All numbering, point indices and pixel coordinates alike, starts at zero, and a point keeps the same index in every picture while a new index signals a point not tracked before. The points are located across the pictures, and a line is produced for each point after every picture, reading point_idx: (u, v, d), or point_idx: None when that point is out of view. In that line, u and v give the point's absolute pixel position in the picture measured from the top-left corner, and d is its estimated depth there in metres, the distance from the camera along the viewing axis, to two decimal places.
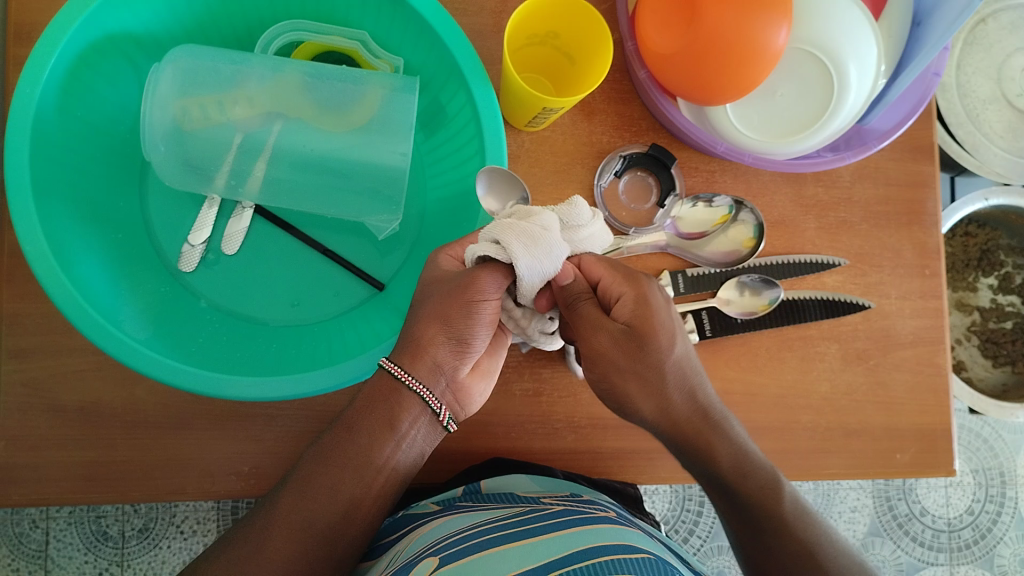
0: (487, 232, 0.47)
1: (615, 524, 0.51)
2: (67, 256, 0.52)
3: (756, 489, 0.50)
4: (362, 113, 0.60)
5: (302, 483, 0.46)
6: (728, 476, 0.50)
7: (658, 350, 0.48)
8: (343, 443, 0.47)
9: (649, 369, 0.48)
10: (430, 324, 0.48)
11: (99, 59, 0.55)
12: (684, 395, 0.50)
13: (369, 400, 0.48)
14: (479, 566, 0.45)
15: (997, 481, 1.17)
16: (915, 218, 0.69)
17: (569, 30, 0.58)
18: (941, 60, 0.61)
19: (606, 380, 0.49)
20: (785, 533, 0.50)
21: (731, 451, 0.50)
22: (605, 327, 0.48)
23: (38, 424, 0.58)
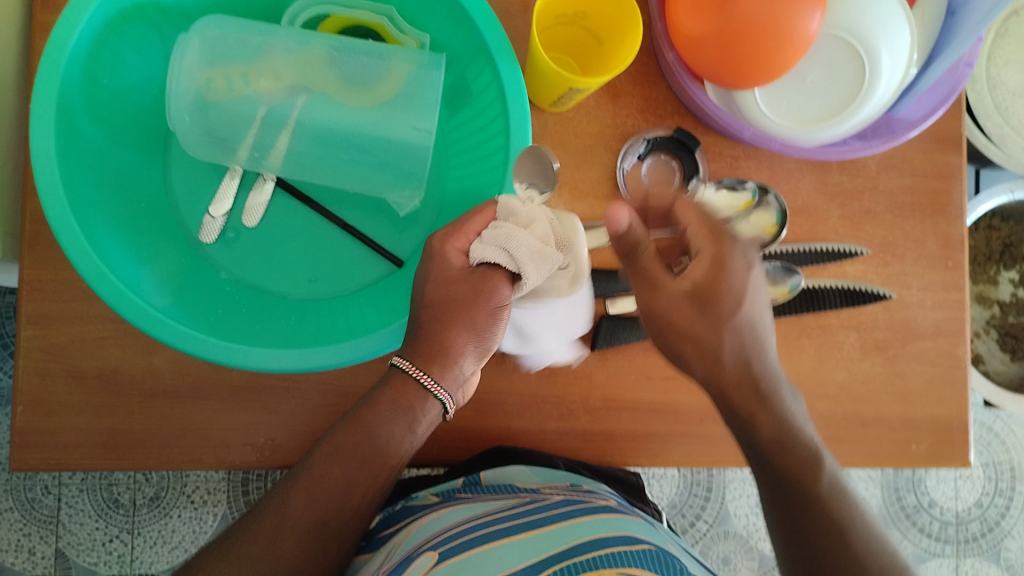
0: (494, 238, 0.49)
1: (614, 513, 0.53)
2: (89, 224, 0.52)
3: (797, 462, 0.47)
4: (388, 88, 0.59)
5: (316, 477, 0.46)
6: (773, 448, 0.47)
7: (721, 315, 0.47)
8: (360, 440, 0.47)
9: (710, 331, 0.48)
10: (458, 334, 0.50)
11: (126, 27, 0.55)
12: (739, 359, 0.48)
13: (387, 398, 0.49)
14: (479, 562, 0.47)
15: (1007, 475, 1.17)
16: (940, 210, 0.68)
17: (599, 10, 0.57)
18: (974, 51, 0.60)
19: (665, 336, 0.49)
20: (816, 512, 0.46)
21: (776, 423, 0.48)
22: (670, 285, 0.48)
23: (56, 390, 0.58)
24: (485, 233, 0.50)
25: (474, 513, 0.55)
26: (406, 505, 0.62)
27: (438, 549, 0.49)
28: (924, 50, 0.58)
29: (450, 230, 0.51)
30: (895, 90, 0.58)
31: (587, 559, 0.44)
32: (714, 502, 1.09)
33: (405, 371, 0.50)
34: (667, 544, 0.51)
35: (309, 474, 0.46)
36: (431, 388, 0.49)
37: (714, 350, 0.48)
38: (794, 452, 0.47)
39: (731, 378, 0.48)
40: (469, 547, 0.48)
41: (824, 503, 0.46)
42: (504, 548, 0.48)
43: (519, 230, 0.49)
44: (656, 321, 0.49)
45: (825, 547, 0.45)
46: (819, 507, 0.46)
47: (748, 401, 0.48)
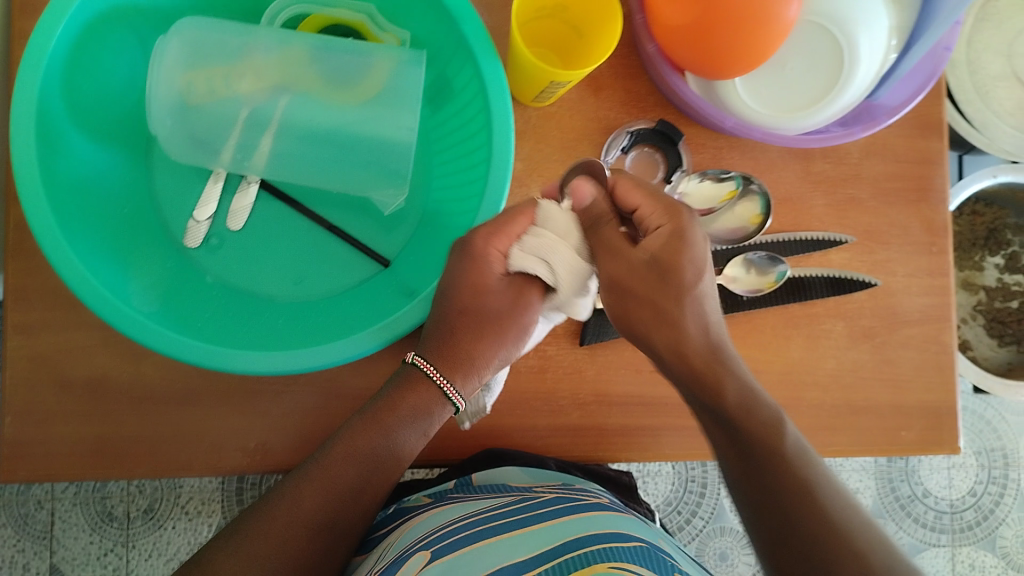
0: (532, 250, 0.51)
1: (608, 510, 0.53)
2: (72, 230, 0.52)
3: (761, 427, 0.45)
4: (371, 86, 0.59)
5: (329, 477, 0.47)
6: (736, 412, 0.45)
7: (677, 285, 0.47)
8: (375, 442, 0.49)
9: (667, 300, 0.47)
10: (486, 345, 0.53)
11: (104, 31, 0.55)
12: (699, 329, 0.47)
13: (402, 397, 0.50)
14: (469, 561, 0.46)
15: (1000, 462, 1.17)
16: (923, 195, 0.69)
17: (577, 3, 0.57)
18: (952, 34, 0.60)
19: (620, 306, 0.49)
20: (786, 472, 0.43)
21: (738, 387, 0.46)
22: (628, 254, 0.48)
23: (45, 399, 0.58)
24: (526, 241, 0.51)
25: (465, 513, 0.55)
26: (399, 507, 0.62)
27: (429, 549, 0.49)
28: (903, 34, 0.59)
29: (493, 229, 0.51)
30: (873, 79, 0.58)
31: (579, 556, 0.44)
32: (710, 498, 1.09)
33: (423, 371, 0.51)
34: (660, 541, 0.51)
35: (322, 473, 0.47)
36: (448, 394, 0.51)
37: (672, 319, 0.47)
38: (754, 419, 0.45)
39: (693, 349, 0.47)
40: (461, 547, 0.48)
41: (792, 465, 0.43)
42: (495, 546, 0.48)
43: (560, 244, 0.50)
44: (614, 290, 0.49)
45: (790, 502, 0.42)
46: (782, 467, 0.43)
47: (709, 370, 0.46)
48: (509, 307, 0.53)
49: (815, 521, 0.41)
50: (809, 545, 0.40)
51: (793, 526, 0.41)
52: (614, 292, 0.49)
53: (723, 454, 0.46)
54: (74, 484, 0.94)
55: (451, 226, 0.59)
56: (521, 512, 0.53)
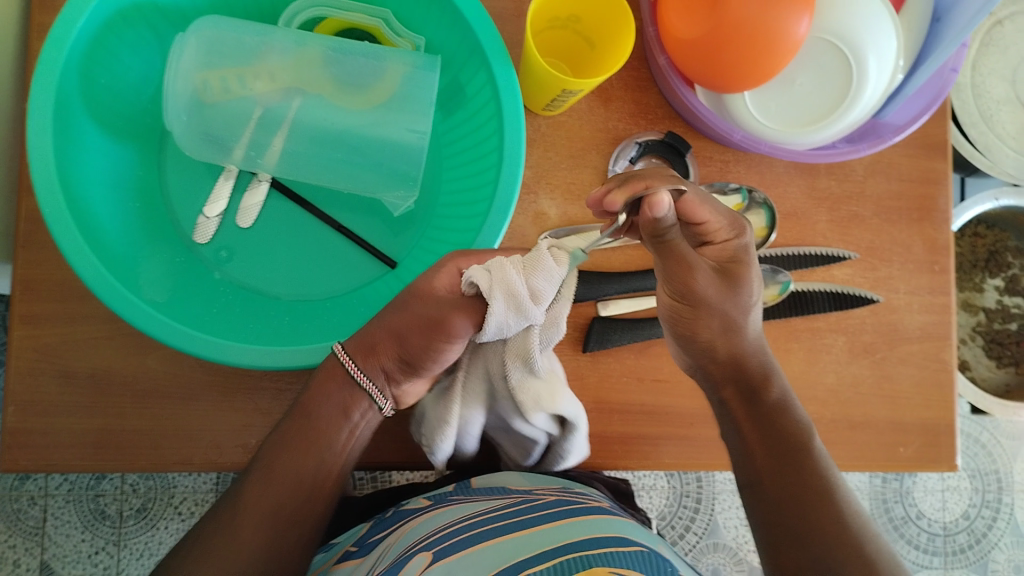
0: (488, 265, 0.48)
1: (606, 515, 0.53)
2: (85, 221, 0.53)
3: (793, 425, 0.50)
4: (383, 90, 0.60)
5: (265, 471, 0.50)
6: (774, 409, 0.51)
7: (744, 290, 0.49)
8: (305, 425, 0.51)
9: (735, 307, 0.50)
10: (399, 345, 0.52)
11: (123, 28, 0.56)
12: (753, 335, 0.52)
13: (323, 390, 0.52)
14: (473, 560, 0.47)
15: (994, 487, 1.17)
16: (926, 214, 0.69)
17: (591, 14, 0.58)
18: (958, 56, 0.62)
19: (687, 315, 0.50)
20: (808, 467, 0.48)
21: (782, 390, 0.52)
22: (701, 270, 0.47)
23: (46, 391, 0.58)
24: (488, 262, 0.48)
25: (465, 513, 0.55)
26: (398, 510, 0.62)
27: (431, 549, 0.50)
28: (910, 54, 0.59)
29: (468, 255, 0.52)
30: (881, 95, 0.59)
31: (582, 557, 0.45)
32: (703, 513, 1.09)
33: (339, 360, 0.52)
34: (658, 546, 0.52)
35: (260, 470, 0.50)
36: (357, 377, 0.52)
37: (735, 326, 0.50)
38: (786, 420, 0.51)
39: (749, 355, 0.52)
40: (463, 547, 0.49)
41: (813, 463, 0.49)
42: (501, 547, 0.48)
43: (512, 267, 0.47)
44: (680, 300, 0.49)
45: (809, 496, 0.47)
46: (807, 466, 0.48)
47: (761, 373, 0.52)
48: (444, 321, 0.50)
49: (828, 512, 0.47)
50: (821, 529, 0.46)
51: (810, 520, 0.46)
52: (682, 300, 0.49)
53: (750, 448, 0.51)
54: (67, 481, 0.94)
55: (460, 226, 0.59)
56: (519, 514, 0.53)
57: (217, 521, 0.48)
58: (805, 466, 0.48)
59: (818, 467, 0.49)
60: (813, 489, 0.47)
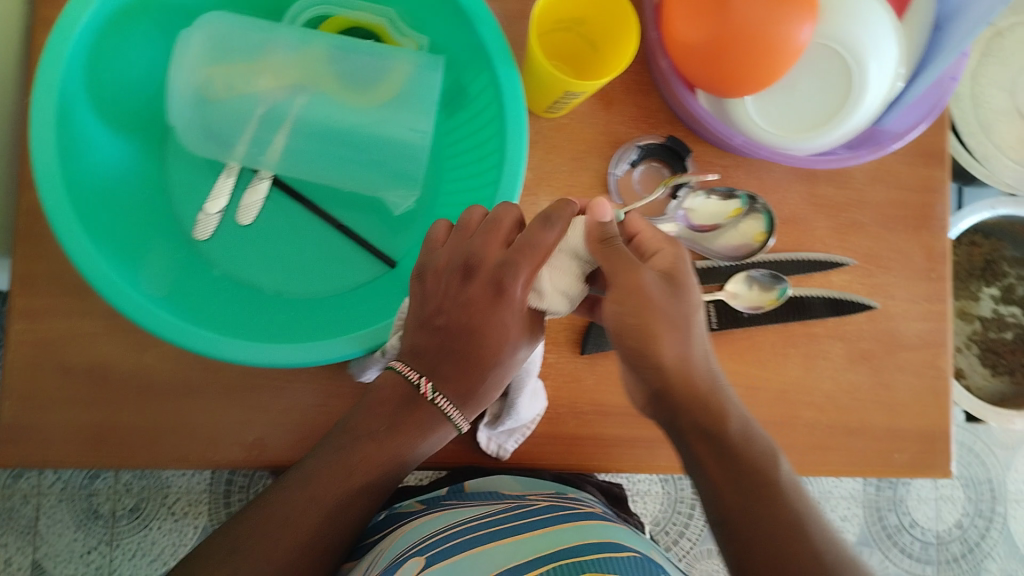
0: (556, 290, 0.48)
1: (601, 521, 0.53)
2: (86, 214, 0.53)
3: (756, 457, 0.44)
4: (388, 88, 0.60)
5: (311, 480, 0.47)
6: (737, 445, 0.44)
7: (688, 301, 0.46)
8: (360, 446, 0.48)
9: (682, 316, 0.46)
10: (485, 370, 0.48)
11: (128, 23, 0.56)
12: (702, 357, 0.46)
13: (389, 404, 0.48)
14: (465, 567, 0.46)
15: (988, 496, 1.18)
16: (924, 222, 0.70)
17: (595, 17, 0.58)
18: (959, 66, 0.61)
19: (632, 316, 0.45)
20: (777, 505, 0.42)
21: (738, 416, 0.46)
22: (645, 270, 0.46)
23: (43, 386, 0.57)
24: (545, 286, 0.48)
25: (461, 518, 0.55)
26: (392, 513, 0.62)
27: (425, 553, 0.49)
28: (910, 63, 0.60)
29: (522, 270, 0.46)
30: (881, 103, 0.59)
31: (576, 565, 0.45)
32: (697, 520, 1.09)
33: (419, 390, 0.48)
34: (653, 554, 0.51)
35: (308, 477, 0.47)
36: (447, 412, 0.48)
37: (684, 333, 0.46)
38: (751, 454, 0.44)
39: (699, 378, 0.46)
40: (458, 551, 0.49)
41: (783, 498, 0.42)
42: (491, 552, 0.48)
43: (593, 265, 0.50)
44: (626, 304, 0.45)
45: (781, 536, 0.41)
46: (776, 503, 0.42)
47: (714, 401, 0.45)
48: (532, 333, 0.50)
49: (806, 549, 0.41)
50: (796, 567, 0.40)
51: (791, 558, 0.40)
52: (626, 298, 0.45)
53: (711, 483, 0.43)
54: (61, 480, 0.94)
55: None
56: (513, 519, 0.53)
57: (246, 522, 0.46)
58: (772, 498, 0.42)
59: (785, 499, 0.42)
60: (787, 526, 0.41)
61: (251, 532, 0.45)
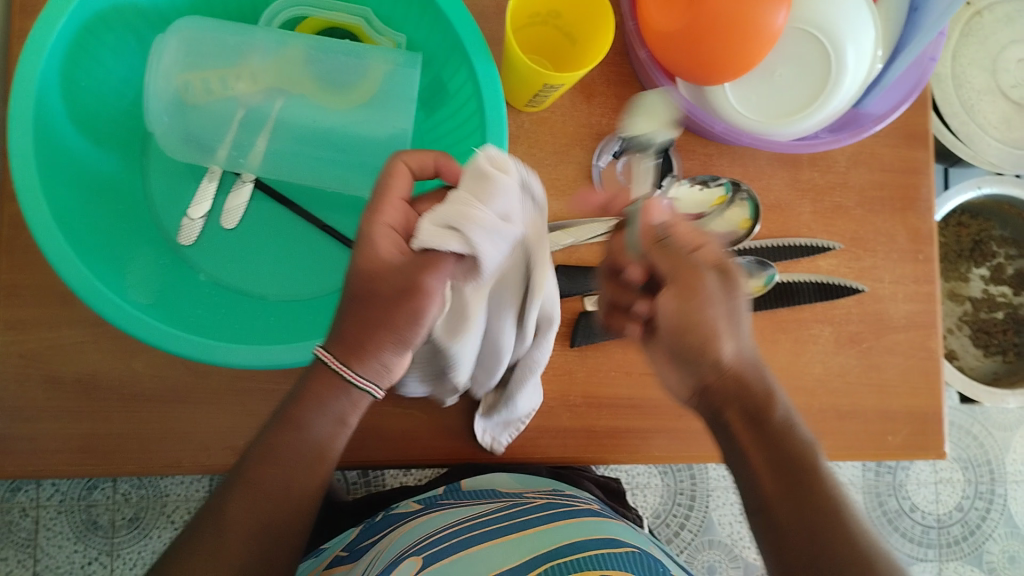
0: (439, 220, 0.42)
1: (597, 517, 0.53)
2: (67, 223, 0.52)
3: (796, 450, 0.44)
4: (366, 89, 0.60)
5: (253, 483, 0.44)
6: (781, 432, 0.45)
7: (742, 294, 0.47)
8: (294, 438, 0.45)
9: (736, 309, 0.46)
10: (382, 334, 0.44)
11: (102, 31, 0.56)
12: (749, 351, 0.46)
13: (314, 392, 0.45)
14: (465, 568, 0.46)
15: (987, 478, 1.18)
16: (909, 204, 0.70)
17: (570, 9, 0.58)
18: (936, 45, 0.62)
19: (693, 312, 0.45)
20: (822, 494, 0.43)
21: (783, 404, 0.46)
22: (701, 266, 0.46)
23: (33, 396, 0.57)
24: (430, 217, 0.42)
25: (457, 518, 0.55)
26: (387, 514, 0.62)
27: (422, 554, 0.49)
28: (888, 45, 0.60)
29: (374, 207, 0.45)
30: (860, 86, 0.60)
31: (573, 563, 0.44)
32: (697, 511, 1.09)
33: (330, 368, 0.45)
34: (650, 549, 0.51)
35: (247, 480, 0.44)
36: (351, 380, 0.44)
37: (736, 330, 0.45)
38: (793, 443, 0.45)
39: (747, 370, 0.46)
40: (454, 551, 0.48)
41: (826, 488, 0.43)
42: (490, 552, 0.48)
43: (468, 202, 0.42)
44: (683, 299, 0.45)
45: (821, 524, 0.42)
46: (818, 490, 0.43)
47: (762, 392, 0.46)
48: (412, 282, 0.43)
49: (846, 538, 0.41)
50: (837, 549, 0.41)
51: (831, 546, 0.41)
52: (685, 295, 0.45)
53: (755, 474, 0.44)
54: (59, 492, 0.93)
55: None
56: (510, 518, 0.53)
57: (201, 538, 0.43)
58: (813, 486, 0.43)
59: (827, 489, 0.43)
60: (831, 516, 0.42)
61: (190, 545, 0.42)
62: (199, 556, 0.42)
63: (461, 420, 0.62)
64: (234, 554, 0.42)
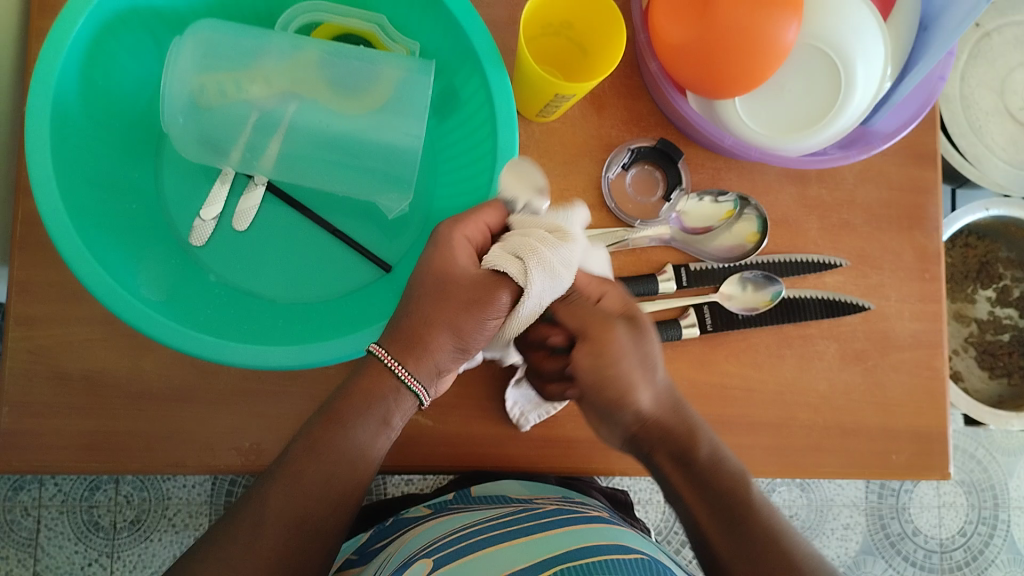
0: (510, 246, 0.46)
1: (607, 523, 0.53)
2: (80, 219, 0.53)
3: (728, 486, 0.48)
4: (379, 94, 0.61)
5: (295, 476, 0.46)
6: (709, 470, 0.48)
7: (653, 340, 0.48)
8: (337, 434, 0.47)
9: (649, 356, 0.47)
10: (440, 333, 0.47)
11: (121, 31, 0.57)
12: (667, 394, 0.49)
13: (362, 392, 0.48)
14: (475, 567, 0.46)
15: (990, 503, 1.17)
16: (916, 223, 0.70)
17: (583, 21, 0.59)
18: (945, 65, 0.62)
19: (610, 369, 0.46)
20: (754, 525, 0.46)
21: (710, 443, 0.49)
22: (609, 321, 0.48)
23: (41, 391, 0.58)
24: (505, 242, 0.47)
25: (468, 522, 0.55)
26: (397, 518, 0.62)
27: (432, 556, 0.49)
28: (896, 63, 0.60)
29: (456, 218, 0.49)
30: (869, 102, 0.60)
31: (584, 564, 0.45)
32: None
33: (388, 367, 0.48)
34: (659, 555, 0.52)
35: (290, 472, 0.46)
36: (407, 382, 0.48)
37: (651, 379, 0.48)
38: (722, 478, 0.48)
39: (668, 414, 0.49)
40: (466, 553, 0.49)
41: (754, 516, 0.47)
42: (500, 552, 0.48)
43: (543, 242, 0.46)
44: (597, 356, 0.47)
45: (759, 553, 0.46)
46: (751, 522, 0.46)
47: (686, 431, 0.49)
48: (480, 295, 0.46)
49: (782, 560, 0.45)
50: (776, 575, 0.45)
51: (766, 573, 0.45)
52: (598, 354, 0.47)
53: (694, 515, 0.47)
54: (61, 492, 0.94)
55: None
56: (520, 522, 0.53)
57: (240, 527, 0.44)
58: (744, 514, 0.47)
59: (760, 518, 0.47)
60: (765, 545, 0.46)
61: (233, 532, 0.44)
62: (237, 547, 0.44)
63: (465, 427, 0.62)
64: (274, 544, 0.44)
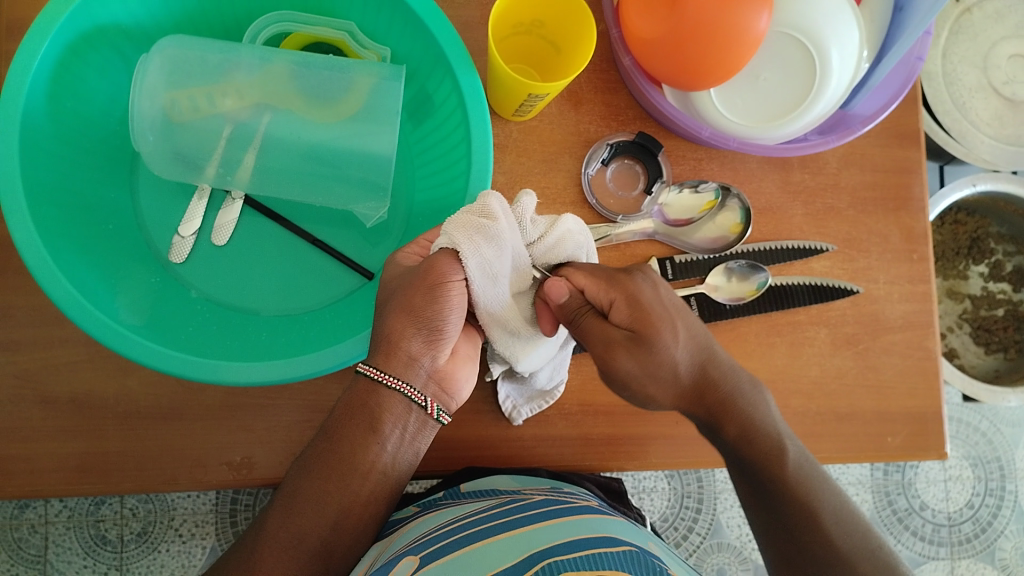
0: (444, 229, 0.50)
1: (600, 516, 0.51)
2: (55, 243, 0.53)
3: (757, 458, 0.53)
4: (351, 103, 0.60)
5: (289, 499, 0.48)
6: (744, 445, 0.53)
7: (662, 346, 0.51)
8: (328, 455, 0.48)
9: (657, 363, 0.51)
10: (397, 319, 0.49)
11: (88, 50, 0.56)
12: (693, 371, 0.52)
13: (349, 407, 0.49)
14: (461, 567, 0.43)
15: (997, 474, 1.17)
16: (902, 204, 0.70)
17: (554, 19, 0.58)
18: (923, 44, 0.62)
19: (624, 387, 0.52)
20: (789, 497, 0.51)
21: (740, 423, 0.53)
22: (613, 345, 0.51)
23: (29, 416, 0.58)
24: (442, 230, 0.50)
25: (452, 517, 0.53)
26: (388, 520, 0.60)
27: (419, 553, 0.47)
28: (873, 44, 0.60)
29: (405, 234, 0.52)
30: (846, 86, 0.60)
31: (567, 561, 0.42)
32: (705, 513, 1.09)
33: (370, 379, 0.49)
34: (648, 546, 0.49)
35: (286, 498, 0.48)
36: (398, 388, 0.49)
37: (664, 378, 0.52)
38: (759, 449, 0.53)
39: (695, 395, 0.53)
40: (452, 550, 0.46)
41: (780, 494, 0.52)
42: (487, 549, 0.45)
43: (463, 215, 0.49)
44: (611, 378, 0.52)
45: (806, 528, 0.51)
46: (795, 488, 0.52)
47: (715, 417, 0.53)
48: (428, 273, 0.48)
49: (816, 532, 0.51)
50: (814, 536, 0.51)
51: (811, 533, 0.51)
52: (611, 376, 0.52)
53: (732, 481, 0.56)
54: (67, 508, 0.94)
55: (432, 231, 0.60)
56: (508, 515, 0.51)
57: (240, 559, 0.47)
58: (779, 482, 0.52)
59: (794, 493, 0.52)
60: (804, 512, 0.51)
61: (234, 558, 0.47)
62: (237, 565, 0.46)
63: (456, 430, 0.62)
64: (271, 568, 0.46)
